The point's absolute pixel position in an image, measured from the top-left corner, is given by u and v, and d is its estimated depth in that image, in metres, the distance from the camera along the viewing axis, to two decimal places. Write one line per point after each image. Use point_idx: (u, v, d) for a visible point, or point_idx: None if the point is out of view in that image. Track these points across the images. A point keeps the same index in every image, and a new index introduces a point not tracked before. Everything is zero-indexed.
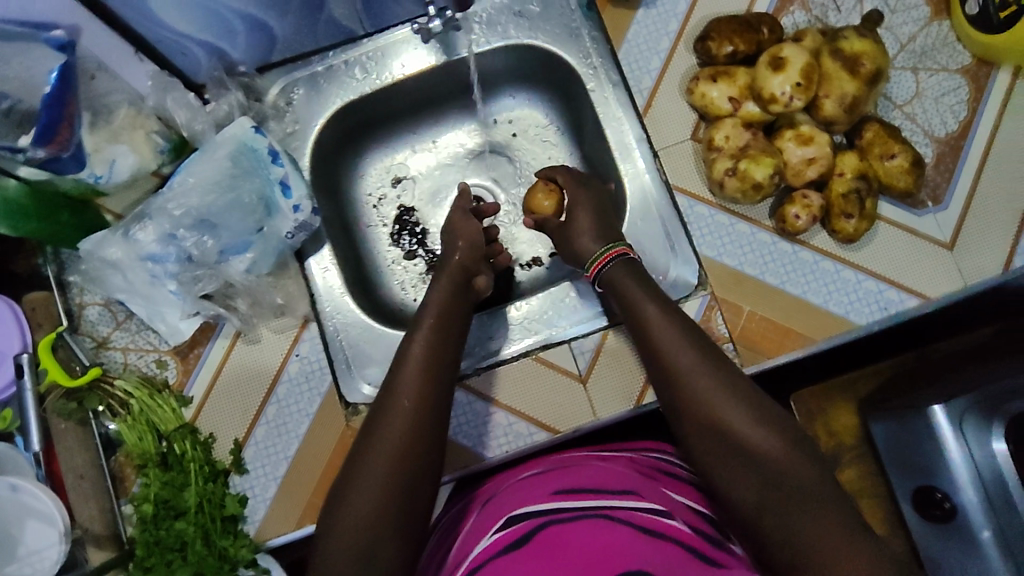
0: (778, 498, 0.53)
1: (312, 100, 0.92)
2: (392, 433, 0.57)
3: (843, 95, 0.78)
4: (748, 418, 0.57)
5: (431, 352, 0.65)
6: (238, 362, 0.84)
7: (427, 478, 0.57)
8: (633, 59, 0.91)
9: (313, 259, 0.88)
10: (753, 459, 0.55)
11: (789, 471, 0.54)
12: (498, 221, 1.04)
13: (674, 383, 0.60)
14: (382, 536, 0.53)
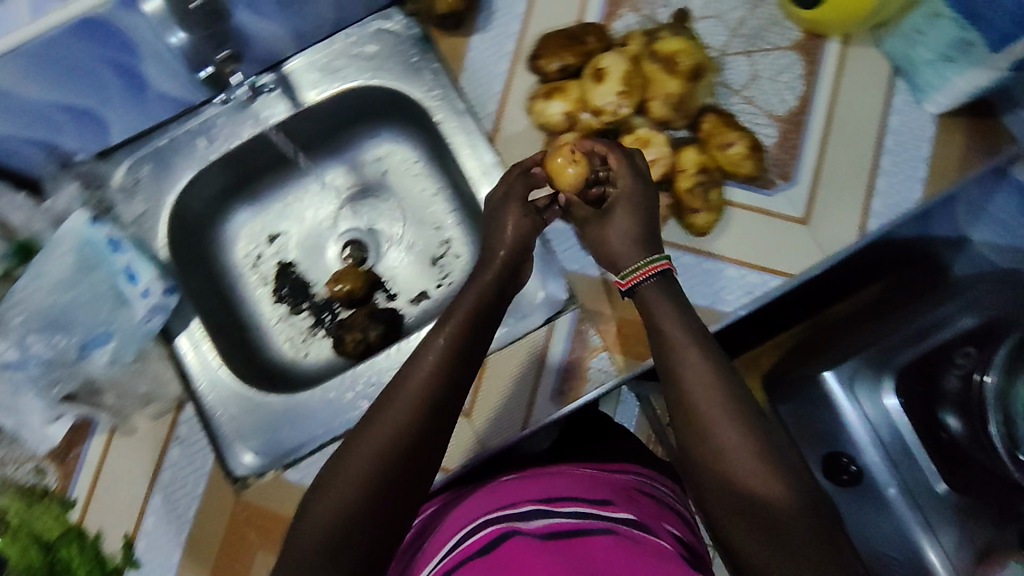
0: (762, 543, 0.50)
1: (160, 176, 0.90)
2: (381, 433, 0.53)
3: (668, 94, 0.79)
4: (758, 467, 0.52)
5: (457, 350, 0.57)
6: (117, 457, 0.83)
7: (411, 490, 0.53)
8: (474, 86, 0.92)
9: (183, 335, 0.86)
10: (762, 512, 0.50)
11: (783, 520, 0.50)
12: (380, 262, 1.04)
13: (686, 420, 0.55)
14: (352, 539, 0.51)
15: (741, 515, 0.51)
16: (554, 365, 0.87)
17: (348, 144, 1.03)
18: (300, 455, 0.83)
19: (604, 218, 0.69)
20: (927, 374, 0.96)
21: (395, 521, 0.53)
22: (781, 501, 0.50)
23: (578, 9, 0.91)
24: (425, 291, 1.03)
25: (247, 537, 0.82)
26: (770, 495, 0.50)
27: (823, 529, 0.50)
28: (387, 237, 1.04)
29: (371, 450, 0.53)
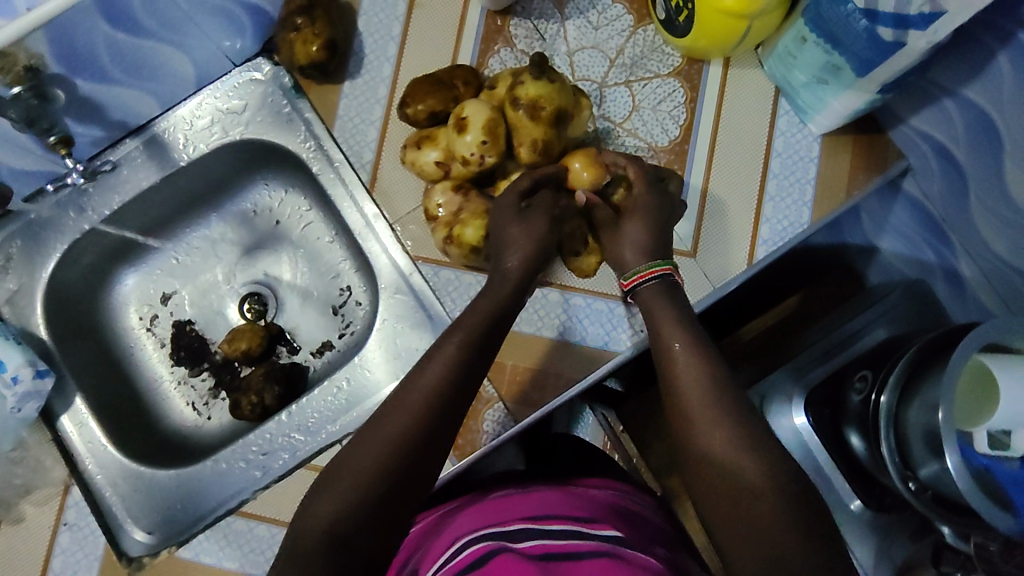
0: (736, 522, 0.54)
1: (34, 251, 0.88)
2: (391, 435, 0.59)
3: (533, 141, 0.78)
4: (749, 453, 0.56)
5: (463, 363, 0.64)
6: (6, 546, 0.81)
7: (415, 491, 0.58)
8: (349, 135, 0.90)
9: (64, 417, 0.84)
10: (744, 495, 0.54)
11: (759, 502, 0.53)
12: (280, 313, 1.01)
13: (680, 407, 0.60)
14: (360, 533, 0.55)
15: (721, 499, 0.55)
16: None
17: (237, 196, 1.01)
18: (206, 523, 0.82)
19: (617, 227, 0.76)
20: (833, 395, 0.93)
21: (397, 521, 0.58)
22: (760, 484, 0.54)
23: (452, 48, 0.89)
24: (329, 341, 0.99)
25: None
26: (750, 478, 0.54)
27: (800, 506, 0.53)
28: (283, 287, 1.02)
29: (380, 454, 0.57)
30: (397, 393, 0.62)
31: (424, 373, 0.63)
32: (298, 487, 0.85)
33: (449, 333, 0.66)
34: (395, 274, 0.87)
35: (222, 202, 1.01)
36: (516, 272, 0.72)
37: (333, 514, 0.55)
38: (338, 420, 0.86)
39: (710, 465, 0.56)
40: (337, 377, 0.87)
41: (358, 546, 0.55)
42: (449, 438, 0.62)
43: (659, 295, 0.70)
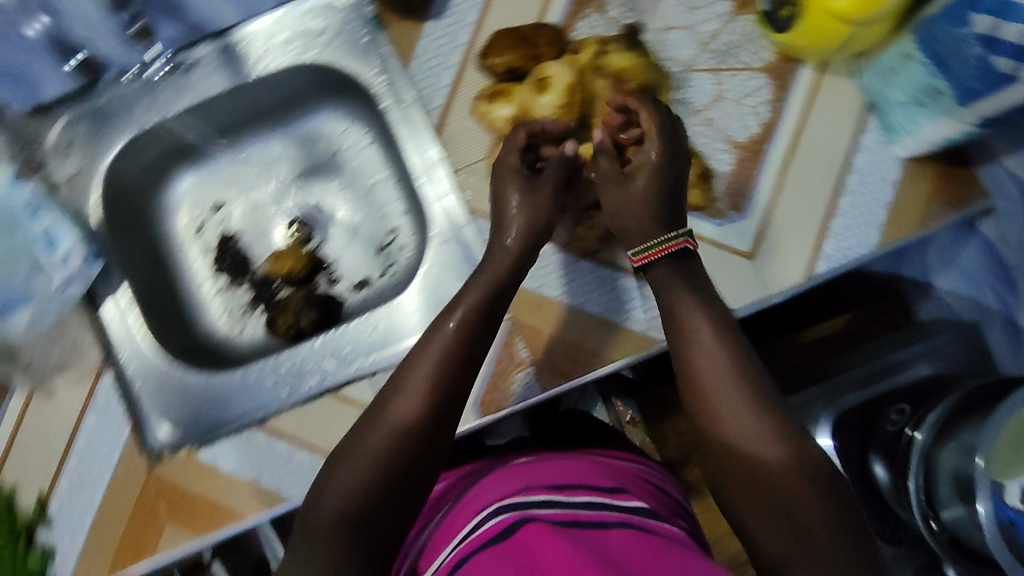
0: (766, 509, 0.59)
1: (96, 137, 0.89)
2: (393, 420, 0.65)
3: (613, 114, 0.78)
4: (779, 448, 0.60)
5: (462, 344, 0.69)
6: (36, 417, 0.83)
7: (422, 468, 0.65)
8: (423, 76, 0.88)
9: (109, 301, 0.87)
10: (776, 495, 0.58)
11: (790, 487, 0.58)
12: (326, 243, 1.01)
13: (708, 407, 0.64)
14: (374, 508, 0.62)
15: (754, 491, 0.59)
16: (483, 373, 0.84)
17: (300, 119, 1.02)
18: (228, 430, 0.84)
19: (624, 186, 0.74)
20: (867, 420, 0.94)
21: (406, 499, 0.64)
22: (786, 471, 0.59)
23: (542, 5, 0.86)
24: (369, 279, 0.99)
25: (158, 510, 0.83)
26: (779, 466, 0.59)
27: (828, 491, 0.58)
28: (332, 216, 1.02)
29: (385, 438, 0.64)
30: (394, 381, 0.68)
31: (418, 362, 0.68)
32: (320, 412, 0.84)
33: (451, 306, 0.71)
34: (446, 222, 0.87)
35: (288, 122, 1.02)
36: (519, 232, 0.74)
37: (341, 502, 0.61)
38: (372, 355, 0.86)
39: (739, 455, 0.61)
40: (375, 316, 0.88)
41: (373, 522, 0.61)
42: (447, 419, 0.67)
43: (679, 282, 0.70)
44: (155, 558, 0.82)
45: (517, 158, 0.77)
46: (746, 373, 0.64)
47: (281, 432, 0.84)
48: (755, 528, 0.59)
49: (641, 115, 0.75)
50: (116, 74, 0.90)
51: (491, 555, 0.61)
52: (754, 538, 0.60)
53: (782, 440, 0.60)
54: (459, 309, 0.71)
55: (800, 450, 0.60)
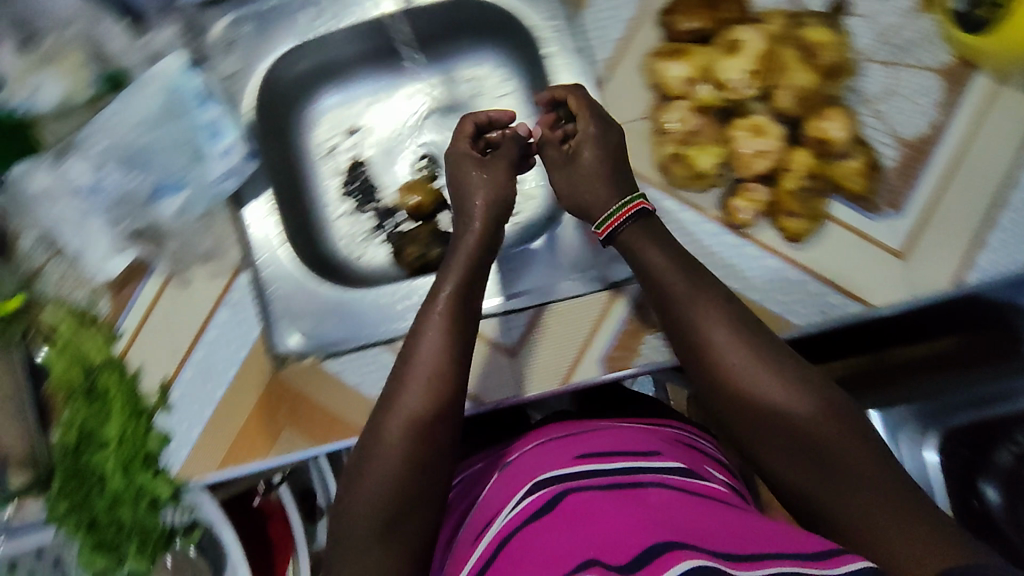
0: (790, 450, 0.58)
1: (259, 38, 0.88)
2: (403, 413, 0.63)
3: (797, 86, 0.74)
4: (781, 384, 0.60)
5: (447, 324, 0.69)
6: (169, 303, 0.84)
7: (438, 453, 0.62)
8: (595, 28, 0.85)
9: (251, 204, 0.86)
10: (797, 435, 0.58)
11: (814, 429, 0.58)
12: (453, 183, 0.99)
13: (712, 360, 0.63)
14: (403, 505, 0.60)
15: (770, 435, 0.59)
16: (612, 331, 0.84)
17: (443, 54, 1.00)
18: (355, 345, 0.85)
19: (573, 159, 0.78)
20: (980, 441, 0.91)
21: (433, 496, 0.61)
22: (793, 403, 0.59)
23: None
24: None
25: (277, 413, 0.84)
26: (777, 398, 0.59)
27: (836, 411, 0.58)
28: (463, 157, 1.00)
29: (402, 436, 0.62)
30: (400, 368, 0.67)
31: (417, 348, 0.67)
32: None
33: (437, 283, 0.72)
34: None
35: (431, 55, 1.00)
36: (479, 215, 0.76)
37: (368, 503, 0.60)
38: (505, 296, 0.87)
39: (731, 391, 0.62)
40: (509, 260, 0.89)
41: (404, 520, 0.60)
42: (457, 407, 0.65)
43: (676, 269, 0.67)
44: (268, 460, 0.83)
45: (468, 144, 0.81)
46: (728, 314, 0.64)
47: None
48: (787, 474, 0.59)
49: (572, 101, 0.79)
50: None
51: (539, 533, 0.56)
52: (786, 482, 0.59)
53: (774, 370, 0.61)
54: (443, 291, 0.71)
55: (810, 386, 0.60)
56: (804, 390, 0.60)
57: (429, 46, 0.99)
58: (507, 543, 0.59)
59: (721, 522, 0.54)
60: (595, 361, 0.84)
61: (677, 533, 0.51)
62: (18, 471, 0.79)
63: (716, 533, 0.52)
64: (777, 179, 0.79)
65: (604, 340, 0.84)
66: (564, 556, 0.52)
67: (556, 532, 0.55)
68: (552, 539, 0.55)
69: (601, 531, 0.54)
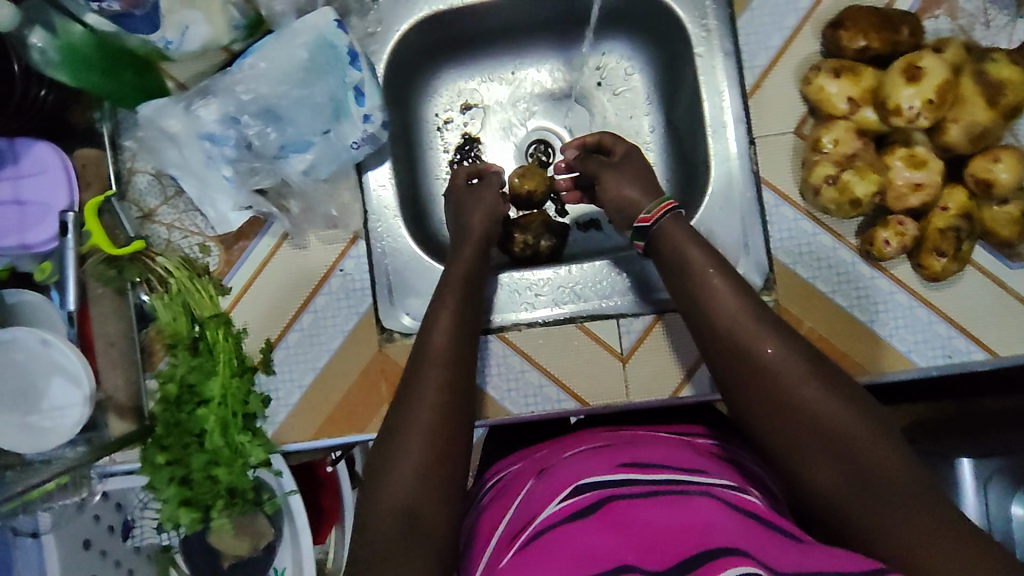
0: (825, 454, 0.51)
1: (400, 1, 0.84)
2: (425, 408, 0.57)
3: (973, 123, 0.72)
4: (812, 385, 0.54)
5: (458, 320, 0.67)
6: (282, 264, 0.82)
7: (456, 449, 0.56)
8: (752, 32, 0.82)
9: (372, 173, 0.84)
10: (841, 445, 0.51)
11: (851, 430, 0.51)
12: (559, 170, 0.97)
13: (741, 357, 0.57)
14: (426, 499, 0.52)
15: (796, 437, 0.53)
16: None
17: (571, 36, 0.95)
18: None
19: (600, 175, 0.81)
20: None
21: (451, 488, 0.54)
22: (824, 402, 0.52)
23: None
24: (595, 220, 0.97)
25: (379, 388, 0.82)
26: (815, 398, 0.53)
27: (866, 410, 0.52)
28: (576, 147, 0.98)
29: (418, 426, 0.56)
30: (420, 354, 0.62)
31: (428, 348, 0.63)
32: (557, 338, 0.83)
33: (442, 295, 0.70)
34: (743, 189, 0.82)
35: (559, 37, 0.96)
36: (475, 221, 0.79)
37: (397, 498, 0.52)
38: (623, 297, 0.83)
39: (767, 386, 0.55)
40: (629, 264, 0.84)
41: (427, 512, 0.52)
42: (466, 394, 0.60)
43: (731, 289, 0.61)
44: (364, 434, 0.82)
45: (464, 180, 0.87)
46: (763, 317, 0.58)
47: (515, 346, 0.83)
48: (813, 483, 0.52)
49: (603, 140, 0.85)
50: None
51: (576, 530, 0.49)
52: (810, 490, 0.52)
53: (807, 364, 0.55)
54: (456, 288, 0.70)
55: (846, 389, 0.54)
56: (835, 393, 0.53)
57: (560, 27, 0.94)
58: (528, 546, 0.50)
59: (768, 533, 0.48)
60: (705, 381, 0.80)
61: (729, 538, 0.45)
62: (119, 418, 0.77)
63: (771, 548, 0.46)
64: (925, 213, 0.77)
65: None
66: (602, 554, 0.46)
67: (596, 534, 0.48)
68: (588, 542, 0.47)
69: (648, 544, 0.47)
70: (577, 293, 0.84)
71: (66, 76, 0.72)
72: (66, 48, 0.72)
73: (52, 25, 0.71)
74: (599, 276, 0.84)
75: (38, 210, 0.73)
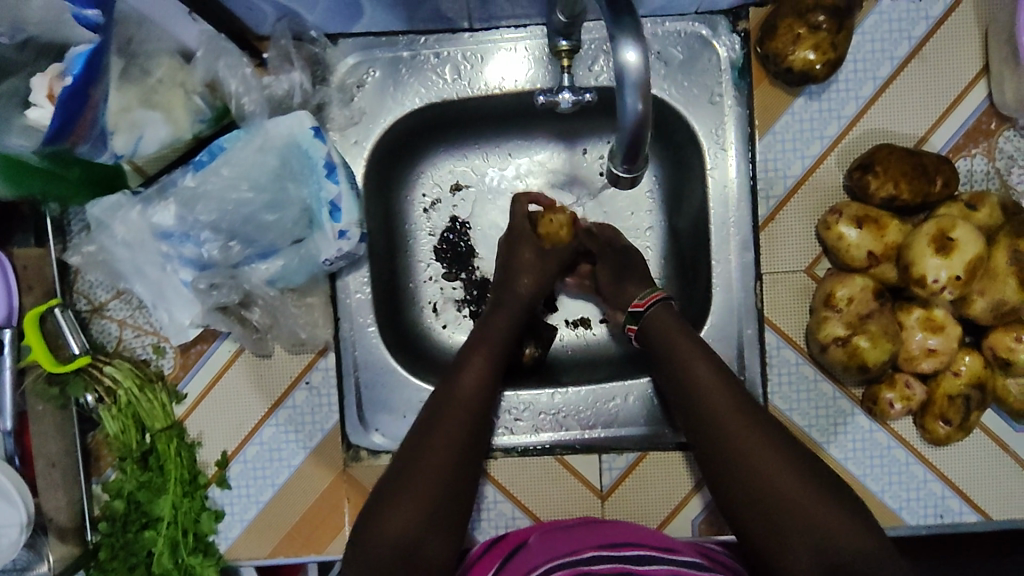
0: (804, 542, 0.58)
1: (388, 91, 0.77)
2: (434, 460, 0.64)
3: (999, 299, 0.66)
4: (786, 465, 0.61)
5: (491, 368, 0.71)
6: (243, 373, 0.76)
7: (461, 489, 0.65)
8: (771, 157, 0.75)
9: (348, 279, 0.77)
10: (806, 523, 0.59)
11: (829, 522, 0.58)
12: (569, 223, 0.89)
13: (726, 440, 0.63)
14: (423, 541, 0.62)
15: (773, 519, 0.60)
16: (699, 504, 0.78)
17: (574, 122, 0.86)
18: None
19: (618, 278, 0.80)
20: None
21: (451, 526, 0.64)
22: (807, 496, 0.60)
23: (926, 127, 0.74)
24: (587, 320, 0.89)
25: (341, 509, 0.77)
26: (798, 490, 0.60)
27: (846, 506, 0.60)
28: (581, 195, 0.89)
29: (425, 476, 0.63)
30: (437, 405, 0.68)
31: (451, 389, 0.69)
32: (537, 471, 0.79)
33: (471, 345, 0.73)
34: (743, 327, 0.77)
35: (560, 123, 0.86)
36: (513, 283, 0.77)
37: (397, 531, 0.61)
38: (613, 429, 0.80)
39: (748, 472, 0.61)
40: (630, 392, 0.80)
41: (420, 552, 0.61)
42: (481, 441, 0.68)
43: (723, 389, 0.65)
44: (323, 555, 0.77)
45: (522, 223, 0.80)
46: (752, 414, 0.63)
47: (491, 476, 0.79)
48: (791, 570, 0.59)
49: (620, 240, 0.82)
50: (469, 28, 0.77)
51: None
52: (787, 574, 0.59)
53: (788, 459, 0.61)
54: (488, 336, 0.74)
55: (826, 484, 0.61)
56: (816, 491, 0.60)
57: (563, 115, 0.85)
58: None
59: None
60: (690, 523, 0.78)
61: None
62: (59, 541, 0.72)
63: None
64: (935, 376, 0.72)
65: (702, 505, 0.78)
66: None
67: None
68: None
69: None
70: (583, 420, 0.80)
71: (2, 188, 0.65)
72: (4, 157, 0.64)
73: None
74: (607, 401, 0.80)
75: None
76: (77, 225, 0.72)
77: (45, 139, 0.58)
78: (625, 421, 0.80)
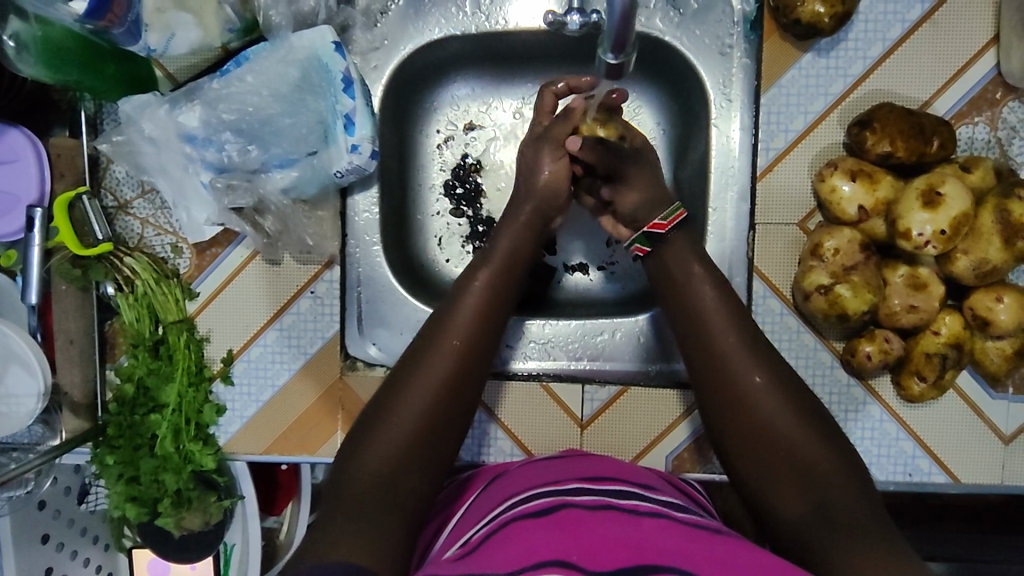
0: (794, 483, 0.57)
1: (409, 19, 0.81)
2: (408, 416, 0.60)
3: (983, 260, 0.69)
4: (781, 407, 0.61)
5: (479, 299, 0.67)
6: (253, 279, 0.80)
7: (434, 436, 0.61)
8: (774, 110, 0.76)
9: (359, 196, 0.81)
10: (803, 470, 0.57)
11: (807, 457, 0.58)
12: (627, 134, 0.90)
13: (734, 386, 0.63)
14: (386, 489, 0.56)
15: (772, 455, 0.59)
16: (676, 442, 0.81)
17: (588, 67, 0.88)
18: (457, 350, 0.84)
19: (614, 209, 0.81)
20: None
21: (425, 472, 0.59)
22: None
23: (929, 93, 0.75)
24: (584, 265, 0.93)
25: (335, 416, 0.81)
26: (788, 430, 0.59)
27: (826, 439, 0.59)
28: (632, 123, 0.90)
29: (402, 425, 0.59)
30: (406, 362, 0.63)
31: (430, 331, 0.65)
32: (523, 396, 0.82)
33: (474, 268, 0.71)
34: (733, 273, 0.80)
35: (576, 68, 0.88)
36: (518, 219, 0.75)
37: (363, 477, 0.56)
38: (597, 362, 0.84)
39: (748, 415, 0.61)
40: (617, 326, 0.84)
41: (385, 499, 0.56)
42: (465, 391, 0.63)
43: (726, 321, 0.66)
44: (315, 456, 0.81)
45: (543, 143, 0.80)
46: None
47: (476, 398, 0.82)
48: (769, 496, 0.58)
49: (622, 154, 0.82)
50: None
51: (529, 528, 0.53)
52: (771, 499, 0.58)
53: None
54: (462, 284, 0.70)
55: (813, 419, 0.60)
56: (802, 422, 0.60)
57: (579, 64, 0.88)
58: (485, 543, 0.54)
59: (704, 550, 0.51)
60: (663, 458, 0.81)
61: (651, 556, 0.50)
62: (72, 414, 0.77)
63: (692, 560, 0.50)
64: (915, 334, 0.73)
65: (680, 439, 0.81)
66: (540, 552, 0.50)
67: (544, 532, 0.52)
68: (539, 539, 0.51)
69: (585, 546, 0.50)
70: (573, 351, 0.85)
71: (38, 68, 0.65)
72: (41, 41, 0.64)
73: (26, 12, 0.63)
74: (595, 335, 0.84)
75: (7, 201, 0.74)
76: (108, 123, 0.77)
77: (81, 14, 0.59)
78: (616, 356, 0.84)
